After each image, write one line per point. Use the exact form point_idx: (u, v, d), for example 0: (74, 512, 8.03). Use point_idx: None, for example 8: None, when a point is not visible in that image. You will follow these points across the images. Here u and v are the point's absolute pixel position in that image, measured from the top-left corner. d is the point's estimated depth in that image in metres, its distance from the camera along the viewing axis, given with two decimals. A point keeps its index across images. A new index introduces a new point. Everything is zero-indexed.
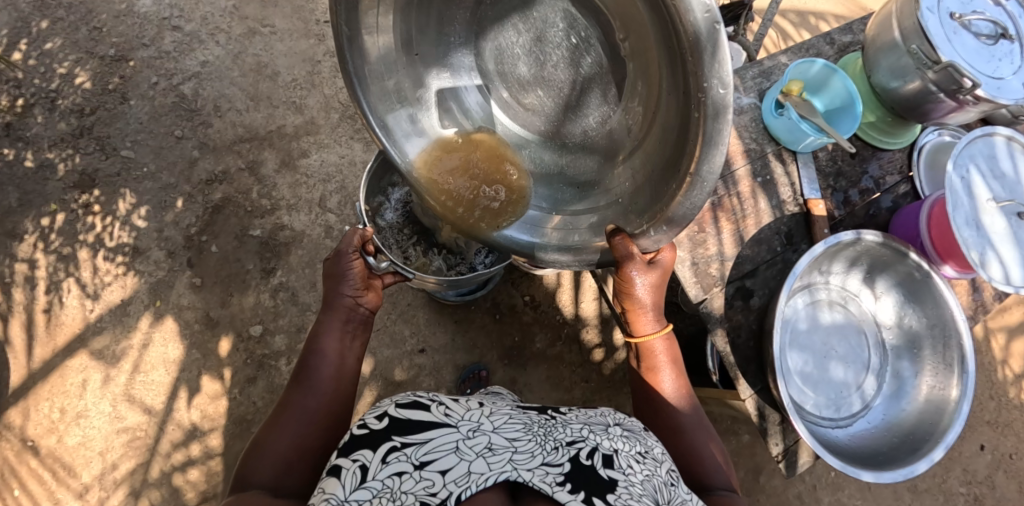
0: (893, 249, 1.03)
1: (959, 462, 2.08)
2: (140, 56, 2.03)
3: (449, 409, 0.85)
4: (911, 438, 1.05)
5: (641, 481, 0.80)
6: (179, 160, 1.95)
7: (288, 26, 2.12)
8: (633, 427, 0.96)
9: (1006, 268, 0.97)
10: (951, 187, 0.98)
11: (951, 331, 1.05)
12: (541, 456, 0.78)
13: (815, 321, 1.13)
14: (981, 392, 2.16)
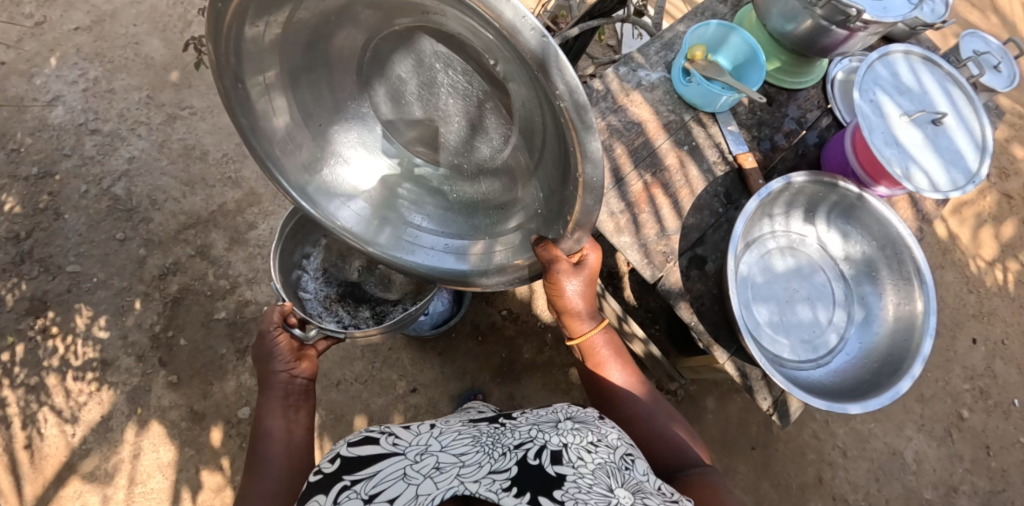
0: (825, 184, 1.06)
1: (956, 361, 2.13)
2: (63, 168, 1.99)
3: (397, 436, 0.88)
4: (889, 359, 1.06)
5: (592, 472, 0.78)
6: (128, 261, 1.91)
7: (207, 103, 2.10)
8: (587, 415, 0.95)
9: (931, 176, 1.01)
10: (861, 111, 1.03)
11: (900, 247, 1.08)
12: (486, 465, 0.79)
13: (772, 271, 1.15)
14: (960, 289, 2.21)
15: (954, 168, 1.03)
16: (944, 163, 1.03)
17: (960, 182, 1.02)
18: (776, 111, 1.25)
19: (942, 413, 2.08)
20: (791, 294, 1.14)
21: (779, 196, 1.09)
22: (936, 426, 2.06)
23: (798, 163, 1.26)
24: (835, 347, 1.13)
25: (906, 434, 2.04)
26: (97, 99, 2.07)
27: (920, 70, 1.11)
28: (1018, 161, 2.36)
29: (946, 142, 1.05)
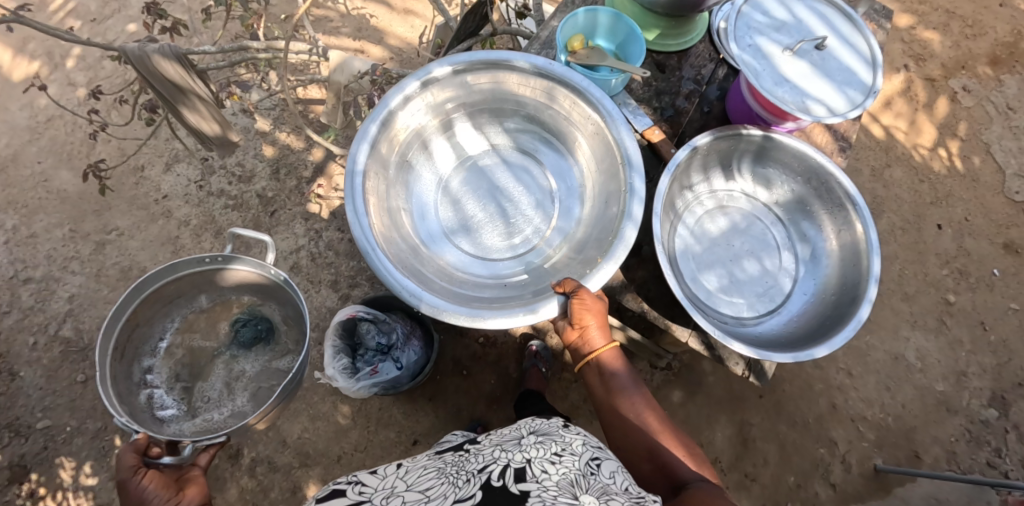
0: (732, 136, 1.16)
1: (929, 251, 2.15)
2: (5, 326, 1.92)
3: (364, 485, 0.99)
4: (845, 287, 1.13)
5: (554, 480, 0.89)
6: (97, 400, 1.86)
7: (132, 220, 2.06)
8: (550, 425, 1.07)
9: (828, 102, 1.11)
10: (745, 64, 1.14)
11: (823, 176, 1.17)
12: (450, 495, 0.91)
13: (712, 234, 1.24)
14: (912, 181, 2.23)
15: (848, 86, 1.13)
16: (837, 85, 1.13)
17: (857, 98, 1.12)
18: (675, 79, 1.42)
19: (930, 304, 2.10)
20: (737, 250, 1.23)
21: (696, 159, 1.19)
22: (928, 320, 2.08)
23: (707, 119, 1.40)
24: (792, 291, 1.20)
25: (902, 335, 2.06)
26: (21, 247, 2.01)
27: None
28: (931, 42, 2.40)
29: (835, 65, 1.15)
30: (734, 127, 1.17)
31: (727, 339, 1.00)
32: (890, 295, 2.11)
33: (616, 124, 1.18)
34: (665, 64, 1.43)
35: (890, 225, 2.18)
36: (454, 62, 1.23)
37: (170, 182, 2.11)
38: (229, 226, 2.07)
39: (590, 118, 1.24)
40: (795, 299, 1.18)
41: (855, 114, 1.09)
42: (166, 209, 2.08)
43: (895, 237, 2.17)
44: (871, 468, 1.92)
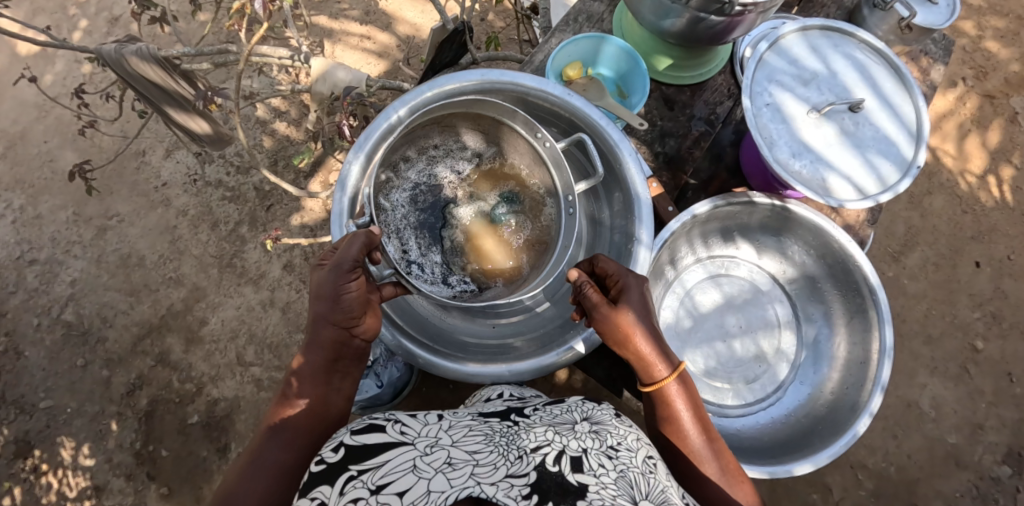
0: (742, 203, 1.14)
1: (961, 291, 2.00)
2: (12, 306, 1.98)
3: (408, 425, 0.76)
4: (846, 381, 1.14)
5: (613, 480, 0.71)
6: (94, 385, 1.93)
7: (131, 207, 2.07)
8: (601, 413, 0.86)
9: (857, 182, 1.10)
10: (767, 136, 1.11)
11: (840, 262, 1.15)
12: (504, 466, 0.69)
13: (710, 308, 1.26)
14: (954, 211, 2.05)
15: (881, 162, 1.12)
16: (869, 160, 1.12)
17: (890, 177, 1.11)
18: (684, 119, 1.34)
19: (955, 350, 1.97)
20: (733, 327, 1.25)
21: (693, 226, 1.19)
22: (950, 365, 1.96)
23: (717, 169, 1.35)
24: (787, 377, 1.22)
25: (919, 381, 1.95)
26: (27, 228, 2.04)
27: (819, 51, 1.19)
28: (996, 53, 2.14)
29: (866, 136, 1.13)
30: (746, 193, 1.14)
31: None
32: (912, 337, 1.98)
33: (637, 170, 1.09)
34: (674, 100, 1.35)
35: (922, 259, 2.03)
36: (465, 79, 1.09)
37: (169, 170, 2.10)
38: (225, 218, 2.08)
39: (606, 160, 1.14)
40: (789, 392, 1.20)
41: (888, 198, 1.09)
42: (165, 197, 2.08)
43: (926, 273, 2.02)
44: None
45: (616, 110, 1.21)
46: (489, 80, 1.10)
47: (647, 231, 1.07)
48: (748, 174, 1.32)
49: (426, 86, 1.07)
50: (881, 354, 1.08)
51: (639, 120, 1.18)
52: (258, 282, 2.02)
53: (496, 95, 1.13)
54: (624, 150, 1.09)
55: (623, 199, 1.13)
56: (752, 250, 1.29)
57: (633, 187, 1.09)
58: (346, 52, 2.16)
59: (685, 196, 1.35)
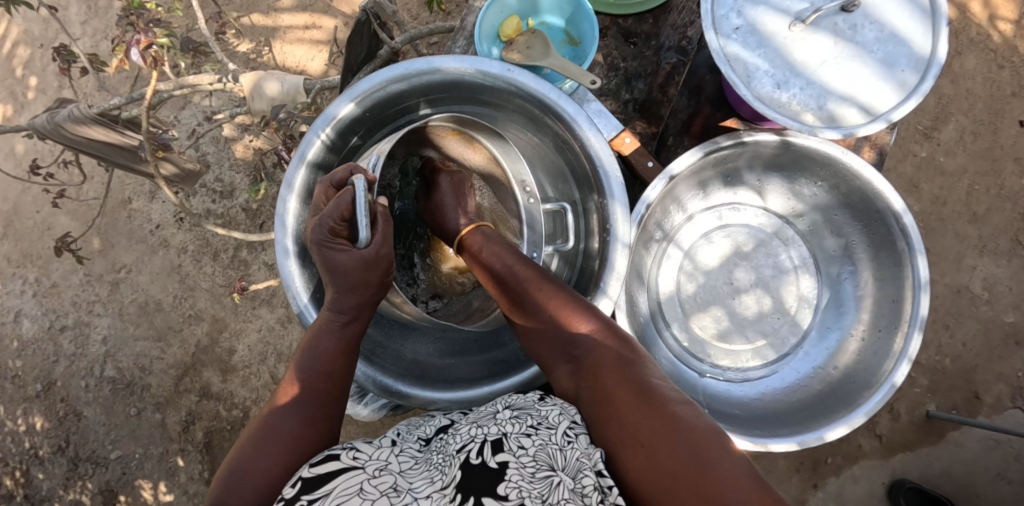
0: (733, 146, 0.99)
1: (1006, 156, 1.81)
2: (59, 373, 2.09)
3: (360, 449, 0.65)
4: (880, 318, 1.04)
5: (532, 456, 0.61)
6: (153, 428, 2.05)
7: (133, 255, 2.08)
8: (526, 399, 0.74)
9: (865, 100, 0.92)
10: (742, 70, 0.94)
11: (856, 193, 1.02)
12: (437, 477, 0.62)
13: (715, 265, 1.17)
14: (989, 68, 1.82)
15: (892, 66, 0.92)
16: (876, 67, 0.92)
17: (906, 81, 0.92)
18: (650, 54, 1.16)
19: (1005, 223, 1.80)
20: (745, 280, 1.16)
21: (681, 183, 1.05)
22: (1000, 241, 1.80)
23: (698, 104, 1.12)
24: (812, 323, 1.15)
25: (967, 264, 1.80)
26: (48, 299, 2.11)
27: None
28: None
29: (869, 37, 0.93)
30: (732, 134, 0.99)
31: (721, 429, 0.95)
32: (956, 219, 1.81)
33: (595, 141, 0.94)
34: (635, 32, 1.18)
35: (959, 130, 1.82)
36: (386, 77, 0.95)
37: (158, 211, 2.08)
38: (223, 246, 2.06)
39: (563, 132, 0.98)
40: (815, 343, 1.13)
41: (908, 110, 0.91)
42: (162, 239, 2.08)
43: (964, 145, 1.82)
44: (923, 415, 1.78)
45: (562, 70, 1.03)
46: (415, 73, 0.95)
47: (621, 208, 0.94)
48: (735, 104, 1.09)
49: (347, 95, 0.96)
50: (915, 288, 0.97)
51: (589, 76, 1.00)
52: (271, 302, 2.03)
53: (429, 85, 0.99)
54: (576, 120, 0.93)
55: (591, 173, 0.98)
56: (754, 194, 1.17)
57: (597, 162, 0.94)
58: (295, 48, 2.02)
59: (666, 144, 1.14)
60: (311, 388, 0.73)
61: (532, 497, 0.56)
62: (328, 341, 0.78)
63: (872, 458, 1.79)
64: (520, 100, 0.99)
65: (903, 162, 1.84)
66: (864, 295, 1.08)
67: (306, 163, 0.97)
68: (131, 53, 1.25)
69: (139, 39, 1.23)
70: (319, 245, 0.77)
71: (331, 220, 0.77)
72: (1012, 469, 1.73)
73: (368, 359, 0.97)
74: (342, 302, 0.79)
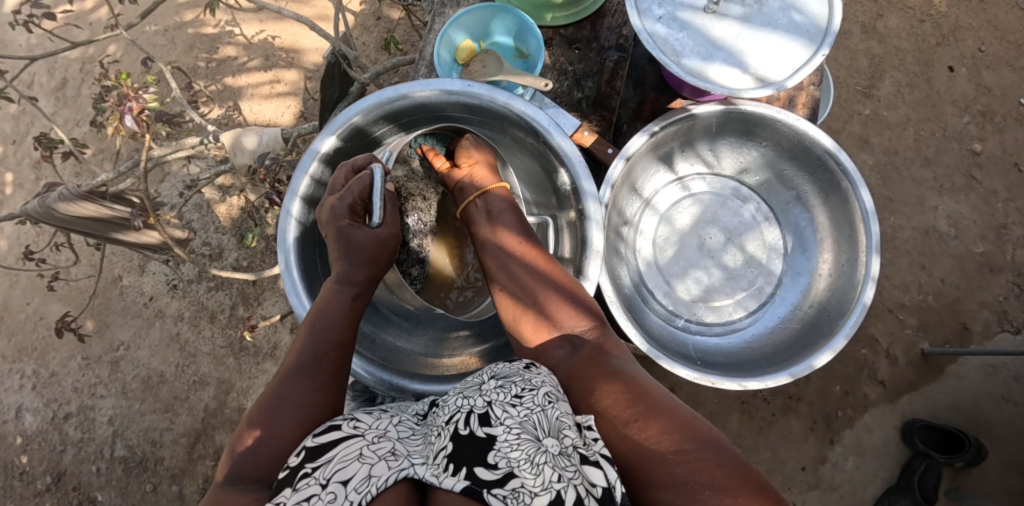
0: (680, 120, 1.07)
1: (944, 101, 1.94)
2: (68, 461, 2.06)
3: (361, 420, 0.73)
4: (844, 251, 1.11)
5: (519, 425, 0.66)
6: (171, 502, 2.01)
7: (130, 331, 2.09)
8: (510, 368, 0.77)
9: (781, 60, 1.01)
10: (670, 51, 1.02)
11: (797, 143, 1.11)
12: (429, 444, 0.67)
13: (686, 230, 1.24)
14: (910, 24, 1.97)
15: (798, 29, 1.02)
16: (784, 32, 1.02)
17: (813, 39, 1.01)
18: (594, 54, 1.24)
19: (955, 162, 1.92)
20: (714, 241, 1.23)
21: (640, 159, 1.12)
22: (955, 179, 1.91)
23: (643, 92, 1.22)
24: (784, 269, 1.22)
25: (930, 205, 1.90)
26: (48, 389, 2.10)
27: None
28: None
29: (773, 7, 1.03)
30: (678, 109, 1.07)
31: (715, 376, 1.00)
32: (910, 165, 1.92)
33: (559, 143, 0.99)
34: (577, 38, 1.25)
35: (895, 85, 1.96)
36: (357, 109, 1.01)
37: (149, 283, 2.10)
38: (220, 306, 2.08)
39: (530, 137, 1.04)
40: (790, 287, 1.19)
41: (818, 64, 1.00)
42: (157, 310, 2.09)
43: (903, 97, 1.95)
44: (919, 354, 1.85)
45: (517, 79, 1.09)
46: (386, 102, 1.01)
47: (593, 197, 0.99)
48: (676, 87, 1.17)
49: (326, 132, 1.02)
50: (864, 216, 1.06)
51: (542, 81, 1.07)
52: (274, 354, 2.04)
53: (400, 111, 1.05)
54: (539, 124, 0.99)
55: (563, 171, 1.03)
56: (709, 161, 1.25)
57: (564, 157, 0.99)
58: (264, 106, 2.09)
59: (621, 131, 1.23)
60: (323, 357, 0.84)
61: (521, 464, 0.62)
62: (335, 311, 0.89)
63: (881, 405, 1.84)
64: (488, 114, 1.04)
65: (851, 121, 1.96)
66: (825, 236, 1.15)
67: (298, 198, 1.01)
68: (125, 119, 1.33)
69: (132, 106, 1.32)
70: (338, 222, 0.91)
71: (351, 200, 0.92)
72: (1014, 391, 1.79)
73: (383, 365, 1.02)
74: (353, 274, 0.91)
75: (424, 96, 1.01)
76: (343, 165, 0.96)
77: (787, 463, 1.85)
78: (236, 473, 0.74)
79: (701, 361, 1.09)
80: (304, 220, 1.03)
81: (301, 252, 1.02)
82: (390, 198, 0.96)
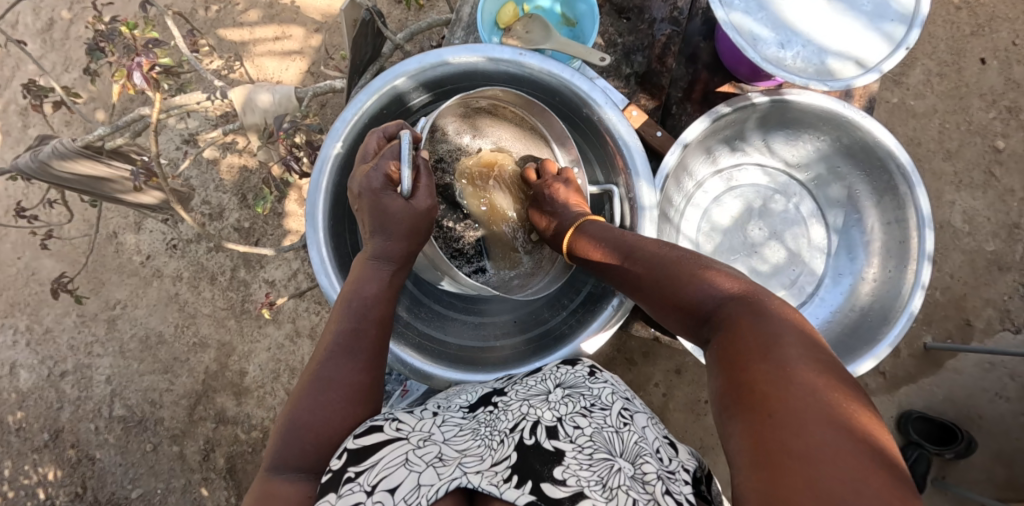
0: (740, 109, 1.03)
1: (972, 93, 1.90)
2: (65, 419, 2.04)
3: (403, 420, 0.69)
4: (893, 257, 1.10)
5: (591, 440, 0.65)
6: (172, 461, 2.02)
7: (127, 290, 2.03)
8: (575, 376, 0.78)
9: (859, 51, 0.96)
10: (747, 34, 0.97)
11: (859, 142, 1.07)
12: (488, 456, 0.65)
13: (728, 224, 1.23)
14: (947, 11, 1.91)
15: (881, 18, 0.97)
16: (865, 20, 0.97)
17: (895, 32, 0.96)
18: (645, 27, 1.15)
19: (977, 157, 1.89)
20: (757, 235, 1.22)
21: (691, 149, 1.08)
22: (975, 175, 1.89)
23: (696, 70, 1.13)
24: (825, 268, 1.22)
25: (947, 199, 1.89)
26: (43, 346, 2.05)
27: None
28: None
29: None
30: (738, 97, 1.02)
31: None
32: (931, 158, 1.90)
33: (614, 124, 0.95)
34: (628, 7, 1.17)
35: (925, 74, 1.91)
36: (400, 73, 0.93)
37: (147, 241, 2.03)
38: (220, 268, 2.02)
39: (582, 114, 0.99)
40: (829, 290, 1.20)
41: (901, 56, 0.94)
42: (155, 270, 2.03)
43: (932, 87, 1.91)
44: (921, 348, 1.87)
45: (568, 49, 1.01)
46: (427, 68, 0.94)
47: (646, 183, 0.94)
48: (733, 67, 1.10)
49: (363, 96, 0.93)
50: (921, 225, 1.03)
51: (597, 53, 1.00)
52: (277, 319, 2.00)
53: (442, 79, 0.98)
54: (595, 102, 0.94)
55: (614, 152, 0.98)
56: (758, 154, 1.23)
57: (618, 138, 0.95)
58: (268, 60, 1.98)
59: (671, 113, 1.14)
60: (361, 335, 0.78)
61: (591, 484, 0.60)
62: (370, 288, 0.81)
63: (879, 394, 1.89)
64: (537, 87, 0.99)
65: (876, 108, 1.92)
66: (872, 239, 1.15)
67: (328, 167, 0.93)
68: (134, 76, 1.22)
69: (141, 60, 1.21)
70: (375, 193, 0.81)
71: (387, 166, 0.82)
72: (1008, 387, 1.84)
73: (418, 350, 0.98)
74: (391, 249, 0.82)
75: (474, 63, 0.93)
76: (374, 130, 0.86)
77: None
78: (279, 459, 0.69)
79: None
80: (333, 191, 0.95)
81: (330, 225, 0.95)
82: (423, 168, 0.83)
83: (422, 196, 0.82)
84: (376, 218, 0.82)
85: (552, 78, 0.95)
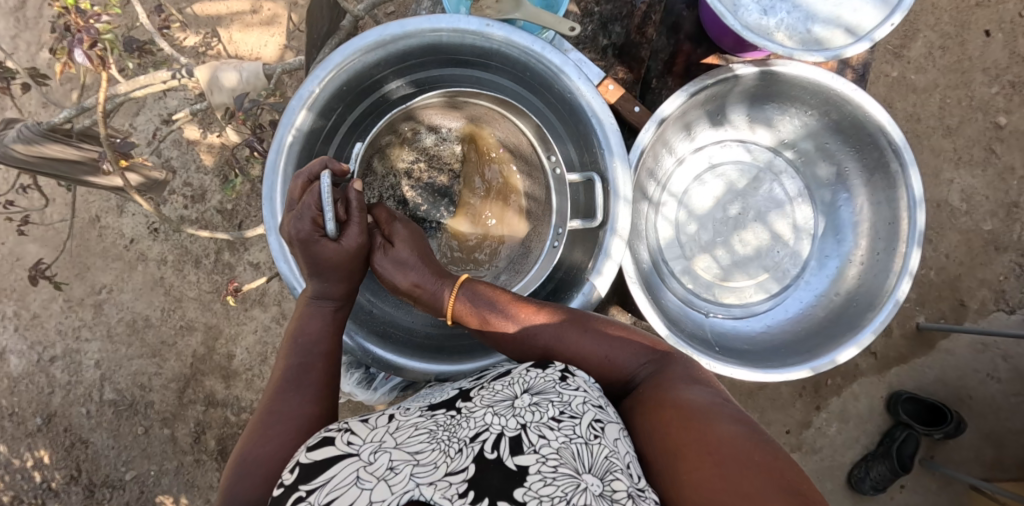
0: (721, 81, 0.98)
1: (975, 66, 1.84)
2: (57, 403, 2.04)
3: (355, 433, 0.67)
4: (882, 241, 1.06)
5: (557, 456, 0.62)
6: (164, 444, 2.03)
7: (111, 274, 2.01)
8: (546, 379, 0.73)
9: (850, 18, 0.91)
10: (728, 0, 0.92)
11: (848, 117, 1.03)
12: (442, 463, 0.62)
13: (711, 206, 1.19)
14: None
15: None
16: None
17: None
18: None
19: (977, 134, 1.84)
20: (740, 215, 1.19)
21: (671, 124, 1.03)
22: (974, 152, 1.84)
23: (678, 42, 1.08)
24: (810, 251, 1.19)
25: (945, 177, 1.84)
26: (32, 331, 2.04)
27: None
28: None
29: None
30: (720, 69, 0.98)
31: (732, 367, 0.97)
32: (930, 134, 1.84)
33: (586, 99, 0.90)
34: None
35: (927, 47, 1.84)
36: (357, 48, 0.88)
37: (129, 225, 2.00)
38: (204, 251, 1.99)
39: (552, 88, 0.94)
40: (815, 275, 1.17)
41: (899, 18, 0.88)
42: (138, 254, 2.00)
43: (933, 60, 1.84)
44: (913, 328, 1.85)
45: (537, 19, 0.96)
46: (390, 40, 0.89)
47: (620, 159, 0.90)
48: (716, 38, 1.04)
49: (319, 73, 0.89)
50: (910, 205, 1.00)
51: (567, 23, 0.95)
52: (263, 301, 1.98)
53: (405, 54, 0.93)
54: (566, 75, 0.89)
55: (588, 128, 0.93)
56: (742, 130, 1.18)
57: (591, 115, 0.90)
58: (246, 36, 1.91)
59: (650, 87, 1.10)
60: (311, 369, 0.78)
61: (555, 502, 0.57)
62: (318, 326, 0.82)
63: (870, 375, 1.87)
64: (506, 61, 0.94)
65: (875, 83, 1.86)
66: (862, 219, 1.11)
67: (285, 149, 0.90)
68: (75, 54, 1.14)
69: (82, 37, 1.13)
70: (303, 238, 0.78)
71: (311, 213, 0.78)
72: (1000, 368, 1.83)
73: (382, 340, 0.96)
74: (330, 290, 0.82)
75: (437, 34, 0.88)
76: (297, 174, 0.81)
77: (772, 426, 1.90)
78: (233, 492, 0.65)
79: (718, 346, 1.06)
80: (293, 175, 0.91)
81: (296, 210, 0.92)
82: (355, 204, 0.81)
83: (345, 239, 0.80)
84: (307, 263, 0.80)
85: (519, 51, 0.90)
